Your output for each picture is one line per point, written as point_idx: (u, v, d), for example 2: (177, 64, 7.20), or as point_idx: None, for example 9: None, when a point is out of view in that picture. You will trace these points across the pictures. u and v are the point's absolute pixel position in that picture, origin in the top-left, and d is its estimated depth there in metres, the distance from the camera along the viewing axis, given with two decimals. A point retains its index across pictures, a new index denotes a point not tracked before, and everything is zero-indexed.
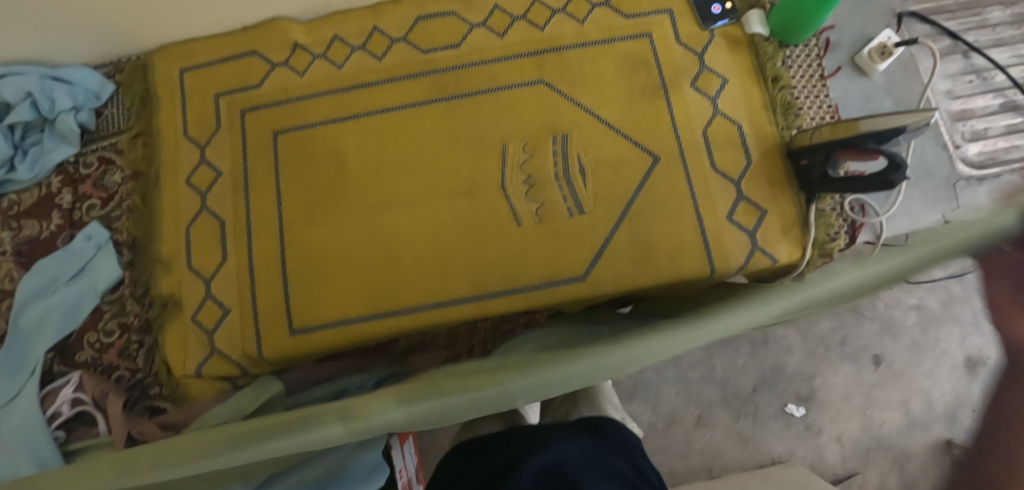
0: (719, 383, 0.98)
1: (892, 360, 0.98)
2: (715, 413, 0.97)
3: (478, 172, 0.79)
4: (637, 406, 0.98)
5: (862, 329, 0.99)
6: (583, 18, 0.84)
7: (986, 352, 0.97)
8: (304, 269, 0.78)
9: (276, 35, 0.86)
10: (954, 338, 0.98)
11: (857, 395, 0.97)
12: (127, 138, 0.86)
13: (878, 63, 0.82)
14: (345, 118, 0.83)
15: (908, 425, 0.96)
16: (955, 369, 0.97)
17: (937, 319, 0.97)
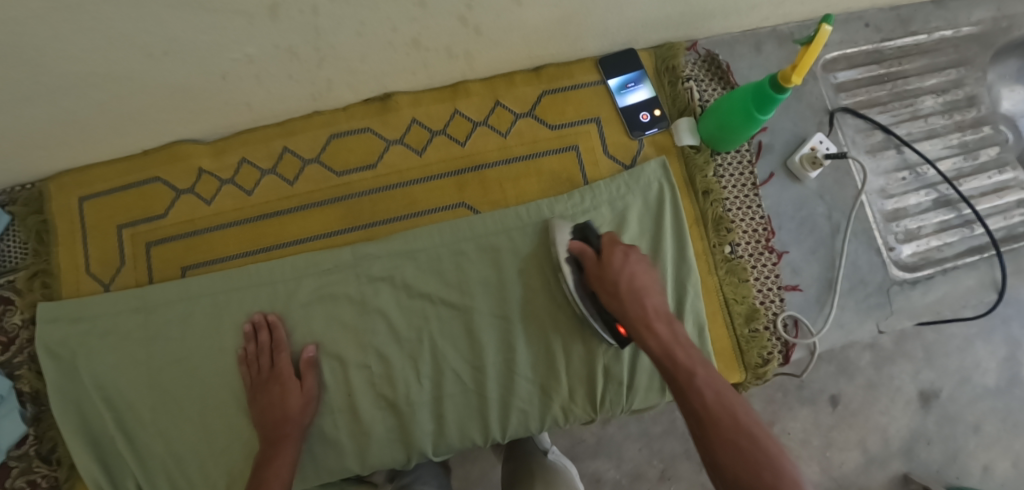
0: (682, 437, 1.01)
1: (849, 400, 1.03)
2: (677, 466, 1.01)
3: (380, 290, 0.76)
4: (600, 465, 0.99)
5: (816, 374, 1.04)
6: (506, 129, 0.80)
7: (938, 385, 1.04)
8: (211, 405, 0.76)
9: (179, 161, 0.81)
10: (907, 373, 1.05)
11: (815, 438, 1.02)
12: (24, 278, 0.80)
13: (810, 171, 0.80)
14: (255, 250, 0.79)
15: (866, 463, 1.02)
16: (910, 405, 1.03)
17: (890, 357, 1.04)
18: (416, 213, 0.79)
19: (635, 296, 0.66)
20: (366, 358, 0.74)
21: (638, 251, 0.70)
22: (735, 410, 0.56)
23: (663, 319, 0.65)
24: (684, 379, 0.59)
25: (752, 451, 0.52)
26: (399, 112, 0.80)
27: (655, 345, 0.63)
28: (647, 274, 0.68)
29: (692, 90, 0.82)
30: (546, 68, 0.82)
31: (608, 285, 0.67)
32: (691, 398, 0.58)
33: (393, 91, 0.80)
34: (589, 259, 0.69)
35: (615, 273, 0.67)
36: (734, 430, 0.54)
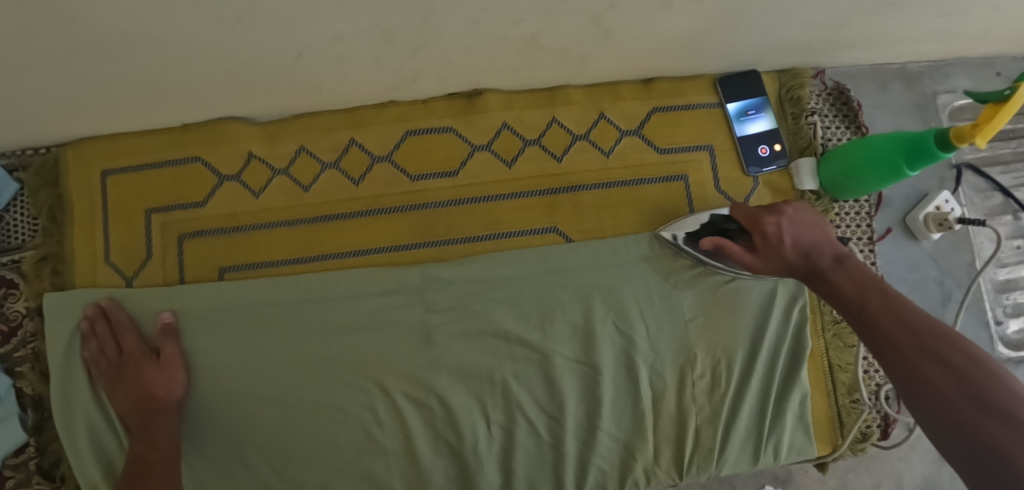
0: None
1: None
2: None
3: (451, 319, 0.66)
4: None
5: None
6: (609, 148, 0.70)
7: None
8: (240, 434, 0.65)
9: (225, 141, 0.68)
10: None
11: None
12: (32, 259, 0.68)
13: (933, 232, 0.73)
14: (307, 258, 0.68)
15: None
16: None
17: None
18: (498, 234, 0.68)
19: (806, 254, 0.59)
20: (430, 396, 0.64)
21: (791, 208, 0.61)
22: (964, 368, 0.46)
23: (843, 266, 0.57)
24: (901, 333, 0.50)
25: (993, 417, 0.43)
26: (488, 113, 0.69)
27: (844, 292, 0.56)
28: (815, 227, 0.61)
29: (816, 126, 0.73)
30: (658, 81, 0.72)
31: (773, 263, 0.59)
32: (910, 351, 0.49)
33: (484, 88, 0.69)
34: (739, 255, 0.60)
35: (778, 244, 0.59)
36: (964, 396, 0.45)
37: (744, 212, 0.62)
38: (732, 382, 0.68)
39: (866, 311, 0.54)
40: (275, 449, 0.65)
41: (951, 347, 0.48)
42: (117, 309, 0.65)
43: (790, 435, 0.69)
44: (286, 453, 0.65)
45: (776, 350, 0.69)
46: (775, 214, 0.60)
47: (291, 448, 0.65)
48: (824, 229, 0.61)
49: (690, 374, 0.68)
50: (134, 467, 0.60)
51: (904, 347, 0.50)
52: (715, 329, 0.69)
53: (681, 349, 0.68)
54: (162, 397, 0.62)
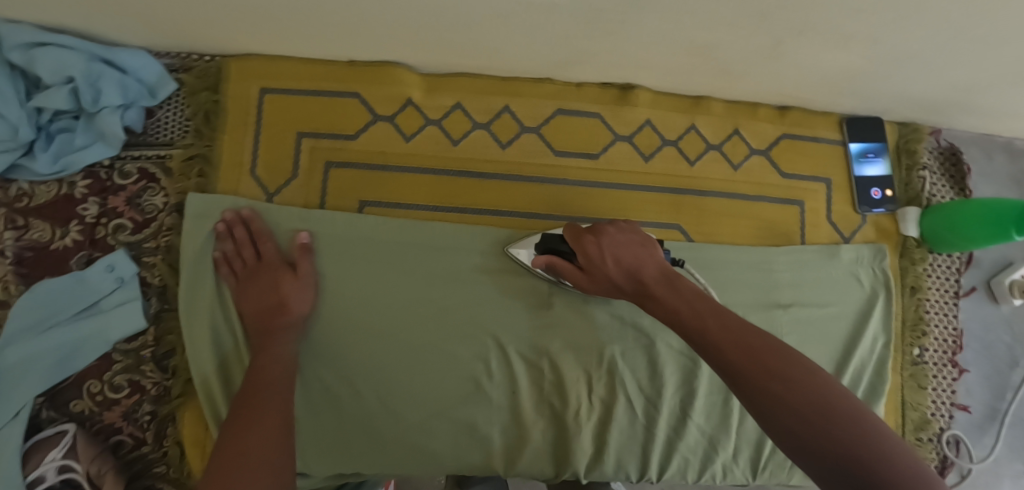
0: None
1: None
2: None
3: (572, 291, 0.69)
4: None
5: None
6: (737, 162, 0.75)
7: None
8: (352, 361, 0.67)
9: (388, 83, 0.72)
10: None
11: None
12: (180, 158, 0.71)
13: (1016, 298, 0.78)
14: (446, 208, 0.71)
15: None
16: None
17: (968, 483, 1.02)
18: (626, 220, 0.72)
19: (631, 274, 0.54)
20: (540, 357, 0.68)
21: (610, 226, 0.58)
22: (796, 375, 0.42)
23: (671, 283, 0.52)
24: (739, 349, 0.44)
25: (838, 426, 0.39)
26: (636, 108, 0.74)
27: (677, 311, 0.49)
28: (637, 246, 0.57)
29: (926, 180, 0.78)
30: (792, 110, 0.77)
31: (602, 283, 0.57)
32: (754, 373, 0.43)
33: (637, 84, 0.74)
34: (567, 271, 0.59)
35: (599, 263, 0.56)
36: (811, 410, 0.40)
37: (572, 229, 0.60)
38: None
39: (700, 332, 0.47)
40: (386, 378, 0.67)
41: (780, 356, 0.43)
42: (259, 220, 0.68)
43: None
44: (395, 385, 0.67)
45: (858, 379, 0.73)
46: (593, 234, 0.58)
47: (398, 384, 0.67)
48: (650, 249, 0.57)
49: None
50: (258, 376, 0.60)
51: (747, 369, 0.43)
52: (807, 349, 0.73)
53: None
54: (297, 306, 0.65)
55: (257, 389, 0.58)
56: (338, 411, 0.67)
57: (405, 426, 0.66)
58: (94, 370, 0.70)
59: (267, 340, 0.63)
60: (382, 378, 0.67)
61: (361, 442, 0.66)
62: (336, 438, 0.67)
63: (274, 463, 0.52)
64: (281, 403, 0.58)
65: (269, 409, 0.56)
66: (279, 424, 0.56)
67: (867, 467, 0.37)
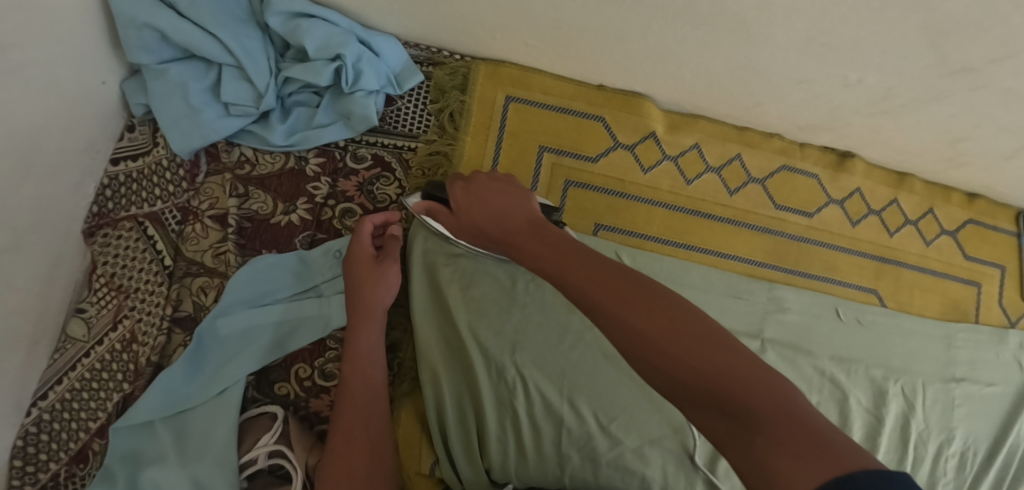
0: None
1: None
2: None
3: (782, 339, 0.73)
4: None
5: None
6: (930, 239, 0.80)
7: None
8: (575, 377, 0.68)
9: (633, 113, 0.73)
10: None
11: None
12: (421, 152, 0.71)
13: None
14: (675, 243, 0.73)
15: None
16: None
17: None
18: (831, 279, 0.77)
19: (497, 220, 0.54)
20: None
21: (481, 174, 0.59)
22: (656, 306, 0.38)
23: (535, 230, 0.51)
24: (599, 290, 0.41)
25: (693, 352, 0.35)
26: (852, 176, 0.77)
27: (540, 256, 0.48)
28: (510, 197, 0.56)
29: None
30: (979, 199, 0.82)
31: (470, 231, 0.57)
32: (610, 307, 0.40)
33: (856, 154, 0.78)
34: (440, 218, 0.60)
35: (469, 211, 0.56)
36: (669, 339, 0.36)
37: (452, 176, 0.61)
38: (976, 472, 0.77)
39: (561, 274, 0.45)
40: (604, 397, 0.68)
41: (636, 288, 0.40)
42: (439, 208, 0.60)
43: None
44: (613, 404, 0.68)
45: (1013, 457, 0.78)
46: (464, 181, 0.58)
47: (618, 408, 0.68)
48: (524, 200, 0.56)
49: (946, 451, 0.76)
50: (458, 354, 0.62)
51: (602, 311, 0.40)
52: (973, 422, 0.78)
53: (944, 426, 0.77)
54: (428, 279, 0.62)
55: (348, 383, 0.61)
56: (558, 431, 0.66)
57: (624, 453, 0.67)
58: (305, 354, 0.67)
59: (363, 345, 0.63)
60: (602, 397, 0.68)
61: (579, 465, 0.66)
62: (555, 459, 0.66)
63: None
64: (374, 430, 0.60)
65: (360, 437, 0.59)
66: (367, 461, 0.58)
67: (729, 395, 0.33)
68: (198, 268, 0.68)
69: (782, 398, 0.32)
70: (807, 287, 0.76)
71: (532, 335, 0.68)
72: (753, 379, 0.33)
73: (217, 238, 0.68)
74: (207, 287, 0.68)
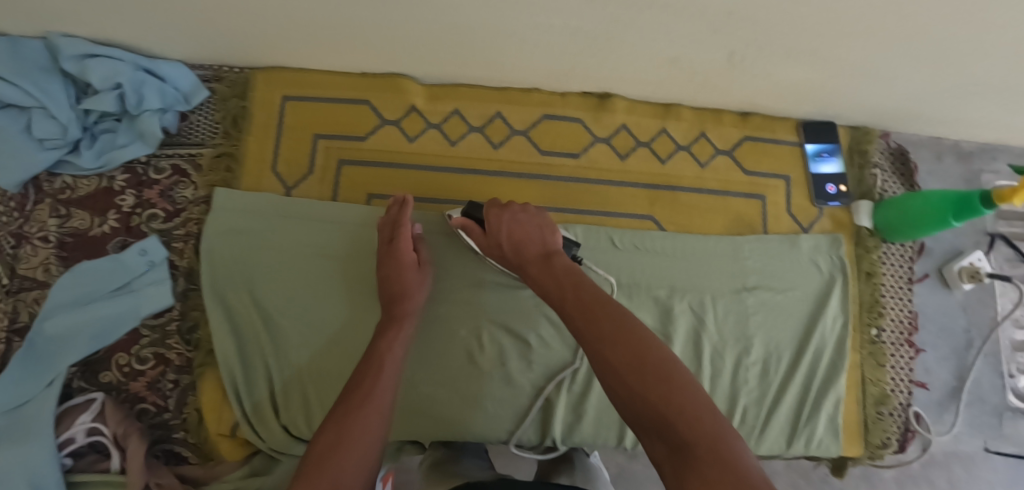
0: None
1: None
2: None
3: None
4: None
5: None
6: (705, 161, 0.83)
7: None
8: (357, 331, 0.75)
9: (394, 92, 0.82)
10: None
11: None
12: (210, 155, 0.80)
13: (965, 283, 0.85)
14: (444, 199, 0.80)
15: None
16: None
17: None
18: (605, 212, 0.80)
19: (516, 249, 0.63)
20: (529, 331, 0.76)
21: (518, 205, 0.67)
22: (632, 340, 0.46)
23: (546, 260, 0.59)
24: (587, 325, 0.49)
25: (651, 384, 0.42)
26: (613, 114, 0.83)
27: (546, 285, 0.56)
28: (534, 229, 0.65)
29: (876, 177, 0.87)
30: (752, 116, 0.86)
31: (495, 250, 0.66)
32: (593, 339, 0.47)
33: (614, 93, 0.83)
34: (474, 234, 0.68)
35: (496, 231, 0.65)
36: (638, 374, 0.43)
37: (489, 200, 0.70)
38: (783, 377, 0.79)
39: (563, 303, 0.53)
40: (385, 346, 0.75)
41: (611, 320, 0.48)
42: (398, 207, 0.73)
43: (823, 435, 0.79)
44: None
45: (819, 357, 0.80)
46: (499, 208, 0.67)
47: None
48: (546, 230, 0.65)
49: (746, 360, 0.78)
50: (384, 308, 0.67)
51: (586, 337, 0.48)
52: (771, 328, 0.80)
53: (741, 337, 0.79)
54: (395, 270, 0.69)
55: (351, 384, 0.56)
56: (344, 384, 0.73)
57: (408, 398, 0.73)
58: (124, 344, 0.76)
59: (390, 336, 0.63)
60: (383, 345, 0.75)
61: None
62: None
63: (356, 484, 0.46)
64: (386, 400, 0.55)
65: (370, 404, 0.53)
66: (376, 424, 0.52)
67: (670, 425, 0.40)
68: (31, 283, 0.78)
69: (719, 435, 0.39)
70: (582, 222, 0.79)
71: (315, 299, 0.76)
72: (697, 417, 0.39)
73: (43, 254, 0.79)
74: (41, 298, 0.78)
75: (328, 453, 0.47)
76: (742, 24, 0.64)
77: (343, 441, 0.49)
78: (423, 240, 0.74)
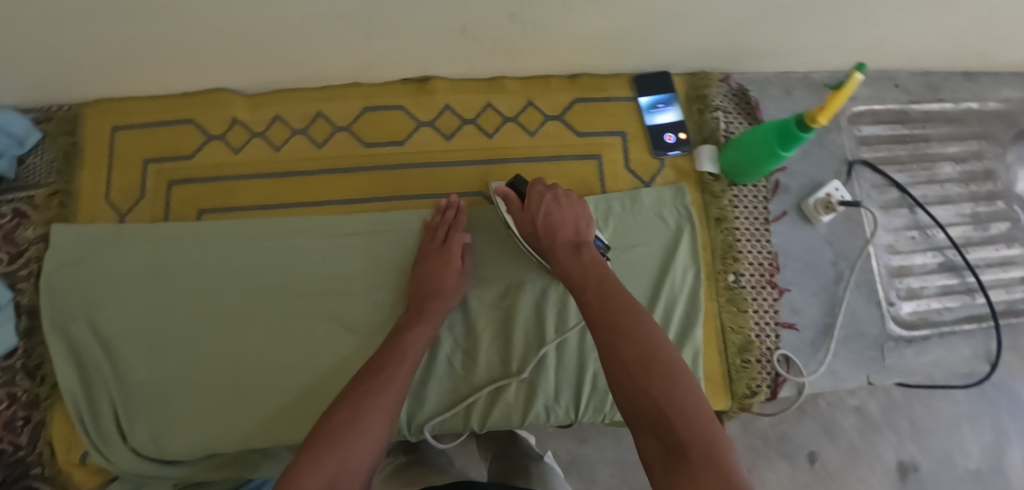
0: None
1: (827, 459, 1.17)
2: None
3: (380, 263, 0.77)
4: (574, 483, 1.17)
5: (803, 429, 1.19)
6: (534, 129, 0.82)
7: (917, 459, 1.19)
8: (191, 344, 0.75)
9: (215, 107, 0.83)
10: (890, 444, 1.19)
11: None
12: (45, 194, 0.81)
13: (822, 215, 0.82)
14: (271, 205, 0.80)
15: None
16: (887, 474, 1.18)
17: (874, 427, 1.18)
18: (433, 194, 0.80)
19: (550, 232, 0.67)
20: (360, 323, 0.75)
21: (557, 190, 0.72)
22: (644, 340, 0.51)
23: (575, 249, 0.65)
24: (596, 313, 0.55)
25: (652, 382, 0.47)
26: (435, 97, 0.83)
27: (570, 271, 0.62)
28: (571, 214, 0.69)
29: (719, 119, 0.84)
30: (581, 77, 0.85)
31: (528, 224, 0.70)
32: (600, 328, 0.53)
33: (432, 76, 0.83)
34: (512, 205, 0.72)
35: (535, 209, 0.70)
36: (638, 370, 0.49)
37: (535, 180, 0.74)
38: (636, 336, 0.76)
39: (586, 290, 0.59)
40: (220, 354, 0.75)
41: (632, 318, 0.53)
42: (459, 214, 0.76)
43: None
44: (228, 359, 0.75)
45: (672, 312, 0.77)
46: (543, 187, 0.71)
47: (234, 362, 0.75)
48: (580, 219, 0.69)
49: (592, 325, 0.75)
50: (421, 301, 0.70)
51: (601, 329, 0.53)
52: None
53: None
54: (440, 265, 0.72)
55: (371, 372, 0.61)
56: (184, 399, 0.74)
57: (247, 403, 0.74)
58: None
59: (423, 325, 0.68)
60: (218, 354, 0.75)
61: (208, 422, 0.73)
62: (184, 424, 0.73)
63: (366, 465, 0.52)
64: (401, 386, 0.60)
65: (390, 390, 0.59)
66: (386, 409, 0.57)
67: (669, 425, 0.45)
68: None
69: (706, 439, 0.44)
70: (409, 207, 0.79)
71: (148, 318, 0.76)
72: (690, 421, 0.44)
73: None
74: None
75: (341, 430, 0.52)
76: None
77: (346, 434, 0.52)
78: (468, 249, 0.75)
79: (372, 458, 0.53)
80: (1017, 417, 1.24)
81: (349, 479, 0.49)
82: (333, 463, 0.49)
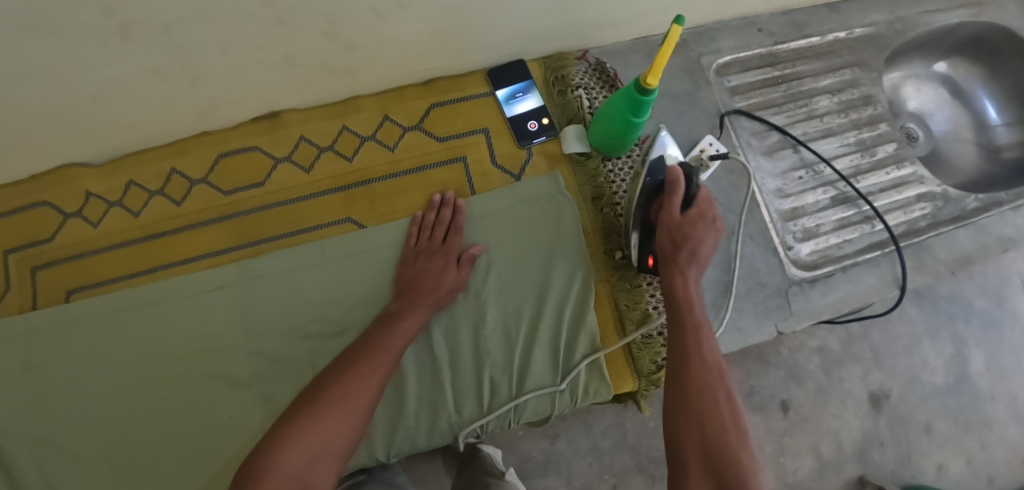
0: (632, 450, 1.18)
1: (800, 405, 1.16)
2: (629, 480, 1.16)
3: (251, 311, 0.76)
4: (552, 481, 1.15)
5: (768, 380, 1.17)
6: (394, 143, 0.81)
7: (887, 386, 1.18)
8: (81, 429, 0.73)
9: (66, 184, 0.80)
10: (857, 376, 1.18)
11: (768, 444, 1.13)
12: None
13: (700, 174, 0.81)
14: (140, 272, 0.78)
15: (821, 468, 1.13)
16: (861, 406, 1.16)
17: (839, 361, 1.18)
18: (301, 229, 0.79)
19: (690, 255, 0.64)
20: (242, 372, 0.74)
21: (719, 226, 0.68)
22: (734, 409, 0.55)
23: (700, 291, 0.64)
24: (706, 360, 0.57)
25: (736, 451, 0.52)
26: (287, 131, 0.81)
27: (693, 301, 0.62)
28: (708, 247, 0.66)
29: (582, 97, 0.82)
30: (435, 81, 0.83)
31: (669, 227, 0.66)
32: (701, 373, 0.56)
33: (281, 110, 0.81)
34: (670, 200, 0.66)
35: (685, 227, 0.66)
36: (729, 433, 0.53)
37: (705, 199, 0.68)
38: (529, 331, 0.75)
39: (691, 320, 0.61)
40: (111, 434, 0.73)
41: (724, 380, 0.57)
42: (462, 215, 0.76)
43: (587, 377, 0.74)
44: (120, 438, 0.72)
45: (563, 300, 0.75)
46: (716, 223, 0.67)
47: (127, 440, 0.72)
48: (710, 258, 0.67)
49: (483, 330, 0.73)
50: (410, 292, 0.71)
51: (701, 369, 0.57)
52: (504, 286, 0.75)
53: (474, 309, 0.74)
54: (433, 271, 0.72)
55: (361, 356, 0.61)
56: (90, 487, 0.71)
57: (159, 475, 0.71)
58: None
59: (415, 317, 0.68)
60: (109, 434, 0.73)
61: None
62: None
63: (343, 449, 0.55)
64: (387, 370, 0.62)
65: (376, 374, 0.60)
66: (372, 399, 0.58)
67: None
68: None
69: None
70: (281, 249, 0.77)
71: (32, 412, 0.73)
72: None
73: None
74: None
75: (327, 406, 0.55)
76: (297, 9, 0.61)
77: (325, 418, 0.54)
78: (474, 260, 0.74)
79: (350, 442, 0.55)
80: (973, 323, 1.24)
81: (324, 460, 0.53)
82: (315, 443, 0.53)
